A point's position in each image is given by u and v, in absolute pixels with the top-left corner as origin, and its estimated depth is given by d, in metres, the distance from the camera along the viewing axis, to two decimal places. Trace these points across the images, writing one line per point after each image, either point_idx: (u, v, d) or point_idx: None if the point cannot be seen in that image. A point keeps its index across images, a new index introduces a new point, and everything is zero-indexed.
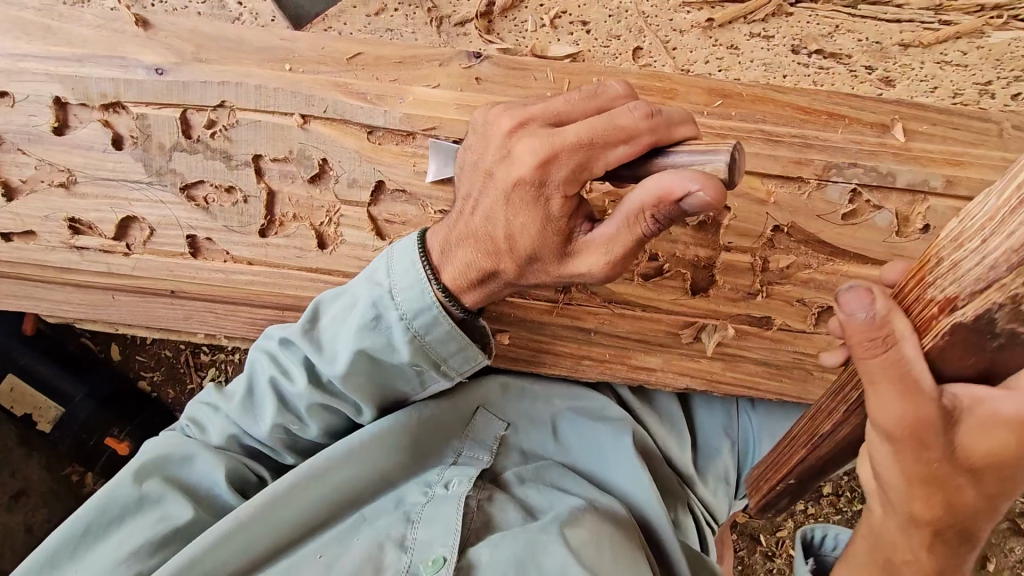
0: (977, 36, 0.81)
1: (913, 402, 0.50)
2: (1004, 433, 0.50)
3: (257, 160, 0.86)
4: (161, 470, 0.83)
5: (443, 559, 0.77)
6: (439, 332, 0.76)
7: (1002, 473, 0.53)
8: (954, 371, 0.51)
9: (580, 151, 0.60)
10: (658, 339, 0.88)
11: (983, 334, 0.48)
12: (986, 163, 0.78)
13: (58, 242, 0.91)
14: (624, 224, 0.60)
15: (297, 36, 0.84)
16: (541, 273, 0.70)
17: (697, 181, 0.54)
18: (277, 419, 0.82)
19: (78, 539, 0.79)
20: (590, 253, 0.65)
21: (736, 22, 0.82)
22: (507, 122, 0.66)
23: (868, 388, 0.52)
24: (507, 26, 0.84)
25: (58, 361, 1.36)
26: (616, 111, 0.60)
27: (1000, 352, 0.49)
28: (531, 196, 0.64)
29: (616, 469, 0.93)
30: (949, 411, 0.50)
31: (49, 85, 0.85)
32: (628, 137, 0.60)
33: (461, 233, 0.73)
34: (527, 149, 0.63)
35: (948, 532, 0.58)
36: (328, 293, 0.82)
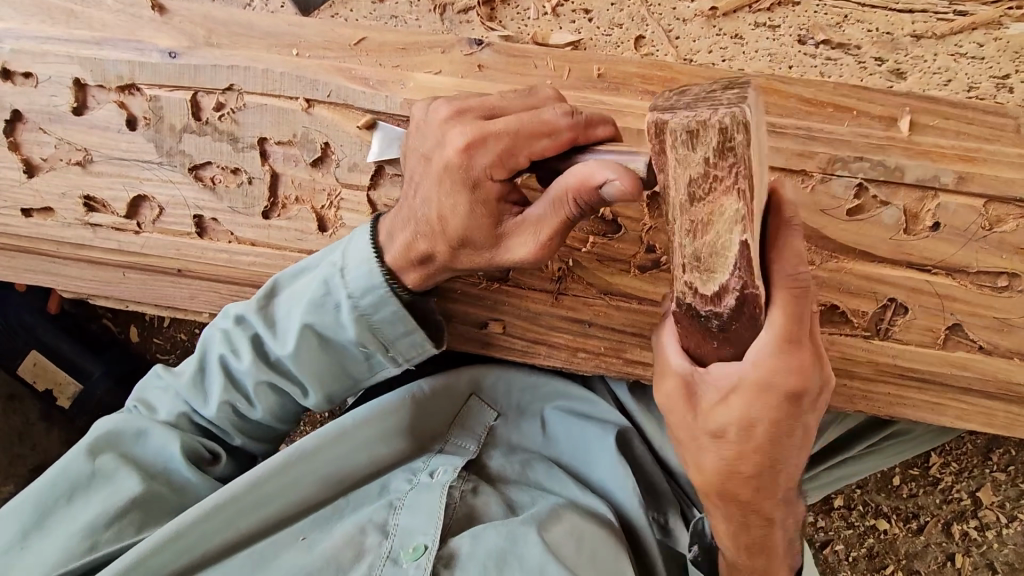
0: (995, 28, 0.78)
1: (672, 379, 0.65)
2: (735, 398, 0.61)
3: (262, 143, 0.88)
4: (118, 445, 0.85)
5: (424, 546, 0.77)
6: (386, 313, 0.77)
7: (744, 430, 0.62)
8: (714, 355, 0.62)
9: (508, 137, 0.64)
10: (654, 333, 0.87)
11: (699, 319, 0.59)
12: (1002, 159, 0.77)
13: (73, 219, 0.94)
14: (550, 207, 0.63)
15: (304, 22, 0.85)
16: (475, 260, 0.71)
17: (616, 171, 0.56)
18: (222, 396, 0.83)
19: (34, 511, 0.81)
20: (519, 240, 0.66)
21: (741, 11, 0.80)
22: (445, 111, 0.69)
23: (657, 377, 0.68)
24: (508, 14, 0.84)
25: (79, 340, 1.42)
26: (543, 108, 0.65)
27: (723, 335, 0.59)
28: (462, 179, 0.66)
29: (602, 469, 0.92)
30: (690, 386, 0.64)
31: (70, 67, 0.89)
32: (550, 132, 0.64)
33: (406, 216, 0.74)
34: (456, 133, 0.66)
35: (736, 486, 0.66)
36: (286, 271, 0.83)
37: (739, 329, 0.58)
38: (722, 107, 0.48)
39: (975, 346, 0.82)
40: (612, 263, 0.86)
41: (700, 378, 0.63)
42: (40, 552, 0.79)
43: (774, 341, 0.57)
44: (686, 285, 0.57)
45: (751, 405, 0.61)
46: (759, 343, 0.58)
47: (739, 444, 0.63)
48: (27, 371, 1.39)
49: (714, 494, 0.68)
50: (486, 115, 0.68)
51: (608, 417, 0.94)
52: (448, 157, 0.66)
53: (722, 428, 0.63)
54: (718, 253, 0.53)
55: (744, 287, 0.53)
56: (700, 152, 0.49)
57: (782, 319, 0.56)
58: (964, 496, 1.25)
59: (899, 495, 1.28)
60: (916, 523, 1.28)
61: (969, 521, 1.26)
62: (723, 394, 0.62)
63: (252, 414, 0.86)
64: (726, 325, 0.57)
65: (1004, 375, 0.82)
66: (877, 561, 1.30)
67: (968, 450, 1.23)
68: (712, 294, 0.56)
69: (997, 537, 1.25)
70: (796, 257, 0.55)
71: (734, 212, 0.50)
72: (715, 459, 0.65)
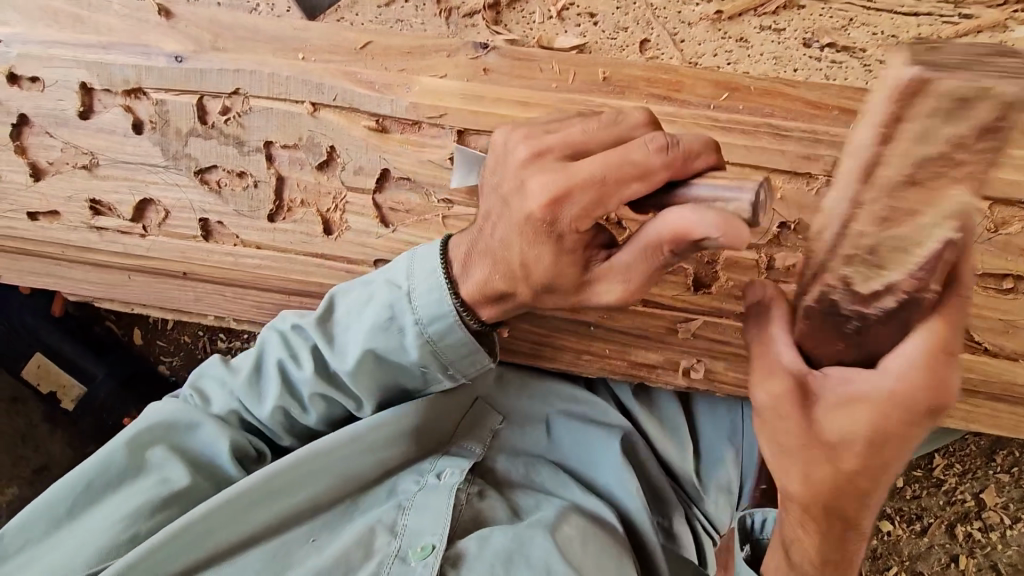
0: (1001, 30, 0.78)
1: (782, 380, 0.56)
2: (862, 410, 0.53)
3: (268, 147, 0.88)
4: (168, 437, 0.85)
5: (431, 546, 0.78)
6: (451, 342, 0.76)
7: (868, 446, 0.54)
8: (834, 357, 0.54)
9: (596, 186, 0.59)
10: (658, 335, 0.87)
11: (833, 316, 0.51)
12: (1007, 162, 0.77)
13: (79, 222, 0.94)
14: (642, 250, 0.59)
15: (309, 26, 0.85)
16: (558, 301, 0.69)
17: (722, 221, 0.51)
18: (281, 402, 0.84)
19: (85, 494, 0.83)
20: (609, 286, 0.64)
21: (746, 14, 0.80)
22: (524, 150, 0.65)
23: (756, 373, 0.58)
24: (514, 17, 0.84)
25: (82, 342, 1.42)
26: (632, 145, 0.58)
27: (857, 334, 0.51)
28: (544, 230, 0.62)
29: (607, 472, 0.93)
30: (806, 387, 0.55)
31: (76, 71, 0.89)
32: (642, 174, 0.57)
33: (481, 252, 0.73)
34: (538, 183, 0.62)
35: (842, 503, 0.59)
36: (346, 282, 0.83)
37: (881, 331, 0.50)
38: (962, 72, 0.39)
39: (979, 348, 0.82)
40: None
41: (818, 382, 0.54)
42: (84, 536, 0.81)
43: (926, 350, 0.50)
44: (839, 278, 0.49)
45: (880, 419, 0.52)
46: (906, 350, 0.50)
47: (860, 458, 0.55)
48: (31, 373, 1.40)
49: (815, 510, 0.60)
50: (569, 157, 0.63)
51: (613, 422, 0.94)
52: (531, 209, 0.62)
53: (844, 441, 0.54)
54: (901, 249, 0.45)
55: (917, 290, 0.46)
56: (961, 126, 0.40)
57: (937, 328, 0.49)
58: (967, 498, 1.25)
59: (903, 497, 1.27)
60: (919, 525, 1.28)
61: (973, 522, 1.26)
62: (848, 402, 0.53)
63: (308, 419, 0.87)
64: (868, 325, 0.50)
65: (1009, 378, 0.82)
66: (881, 563, 1.30)
67: (971, 451, 1.23)
68: (868, 293, 0.48)
69: (1001, 539, 1.25)
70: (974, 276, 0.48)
71: (959, 207, 0.42)
72: (829, 474, 0.57)
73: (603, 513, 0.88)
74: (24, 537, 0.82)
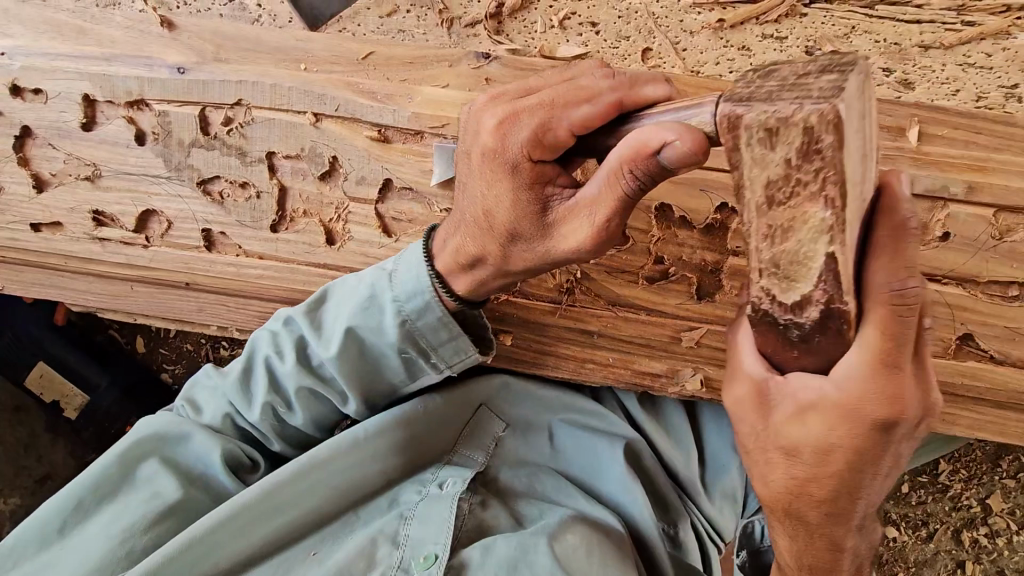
0: (1003, 37, 0.78)
1: (745, 383, 0.59)
2: (813, 418, 0.55)
3: (271, 157, 0.88)
4: (160, 450, 0.85)
5: (434, 556, 0.77)
6: (430, 318, 0.77)
7: (821, 455, 0.56)
8: (794, 364, 0.57)
9: (542, 111, 0.64)
10: (662, 344, 0.87)
11: (777, 327, 0.55)
12: (1012, 169, 0.76)
13: (82, 233, 0.94)
14: (605, 183, 0.59)
15: (312, 37, 0.86)
16: (526, 253, 0.69)
17: (675, 130, 0.52)
18: (266, 398, 0.84)
19: (75, 513, 0.82)
20: (574, 226, 0.64)
21: (748, 23, 0.80)
22: (481, 100, 0.72)
23: (728, 377, 0.62)
24: (516, 27, 0.84)
25: (86, 351, 1.42)
26: (576, 80, 0.65)
27: (802, 343, 0.54)
28: (500, 165, 0.67)
29: (610, 479, 0.92)
30: (766, 392, 0.58)
31: (79, 83, 0.89)
32: (590, 96, 0.64)
33: (456, 219, 0.75)
34: (489, 116, 0.68)
35: (804, 508, 0.60)
36: (338, 280, 0.85)
37: (824, 341, 0.53)
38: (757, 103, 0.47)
39: (986, 356, 0.82)
40: (620, 275, 0.86)
41: (773, 387, 0.58)
42: (74, 555, 0.79)
43: (866, 362, 0.51)
44: (762, 291, 0.53)
45: (830, 428, 0.54)
46: (845, 361, 0.52)
47: (812, 467, 0.57)
48: (34, 383, 1.40)
49: (777, 512, 0.63)
50: (521, 95, 0.69)
51: (617, 429, 0.93)
52: (485, 142, 0.67)
53: (796, 447, 0.57)
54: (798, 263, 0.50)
55: (831, 303, 0.50)
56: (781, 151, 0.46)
57: (876, 336, 0.50)
58: (973, 504, 1.24)
59: (909, 503, 1.26)
60: (925, 530, 1.27)
61: (979, 528, 1.25)
62: (800, 409, 0.56)
63: (293, 418, 0.86)
64: (809, 334, 0.53)
65: (1015, 386, 0.81)
66: (886, 569, 1.29)
67: (977, 457, 1.23)
68: (792, 303, 0.52)
69: (1009, 544, 1.24)
70: (901, 267, 0.49)
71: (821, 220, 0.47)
72: (783, 477, 0.59)
73: (610, 521, 0.87)
74: (11, 560, 0.80)
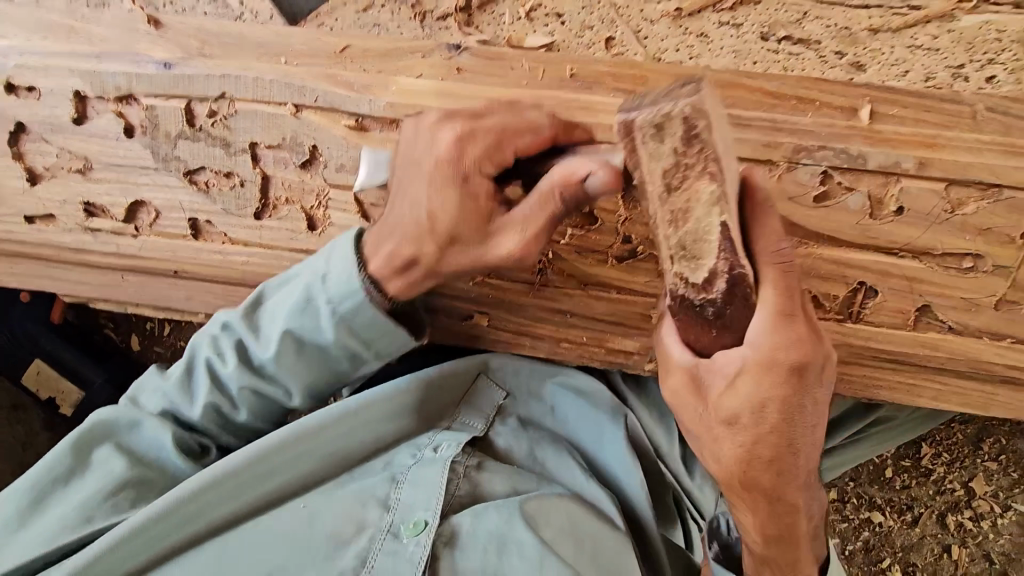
0: (948, 21, 0.81)
1: (678, 373, 0.66)
2: (744, 381, 0.61)
3: (254, 147, 0.92)
4: (113, 435, 0.88)
5: (424, 522, 0.79)
6: (364, 317, 0.80)
7: (756, 414, 0.62)
8: (715, 343, 0.63)
9: (495, 132, 0.72)
10: (633, 322, 0.90)
11: (694, 308, 0.61)
12: (960, 145, 0.80)
13: (74, 225, 0.98)
14: (537, 204, 0.68)
15: (291, 32, 0.90)
16: (461, 256, 0.75)
17: (595, 164, 0.65)
18: (209, 396, 0.87)
19: (31, 493, 0.84)
20: (508, 236, 0.71)
21: (705, 11, 0.84)
22: (432, 116, 0.75)
23: (662, 371, 0.69)
24: (485, 19, 0.88)
25: (81, 348, 1.45)
26: (518, 113, 0.74)
27: (720, 318, 0.60)
28: (450, 175, 0.71)
29: (604, 447, 0.95)
30: (698, 376, 0.64)
31: (70, 80, 0.93)
32: (531, 129, 0.74)
33: (392, 227, 0.78)
34: (447, 130, 0.72)
35: (756, 474, 0.66)
36: (273, 282, 0.88)
37: (738, 311, 0.59)
38: None
39: (945, 327, 0.85)
40: (590, 254, 0.89)
41: (705, 370, 0.64)
42: (35, 531, 0.82)
43: (770, 318, 0.59)
44: (677, 278, 0.61)
45: (759, 388, 0.60)
46: (757, 323, 0.59)
47: (754, 428, 0.63)
48: (30, 379, 1.44)
49: (735, 488, 0.68)
50: (472, 114, 0.74)
51: (609, 400, 0.96)
52: (438, 153, 0.72)
53: (734, 417, 0.63)
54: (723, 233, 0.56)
55: (730, 269, 0.57)
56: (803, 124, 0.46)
57: (773, 295, 0.59)
58: (957, 487, 1.26)
59: (892, 486, 1.29)
60: (910, 515, 1.29)
61: (963, 511, 1.27)
62: (731, 379, 0.61)
63: (236, 415, 0.89)
64: (723, 307, 0.59)
65: (975, 355, 0.84)
66: (874, 554, 1.31)
67: (957, 439, 1.25)
68: (703, 281, 0.59)
69: (993, 527, 1.26)
70: (773, 234, 0.60)
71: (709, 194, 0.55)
72: (732, 450, 0.65)
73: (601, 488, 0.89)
74: None
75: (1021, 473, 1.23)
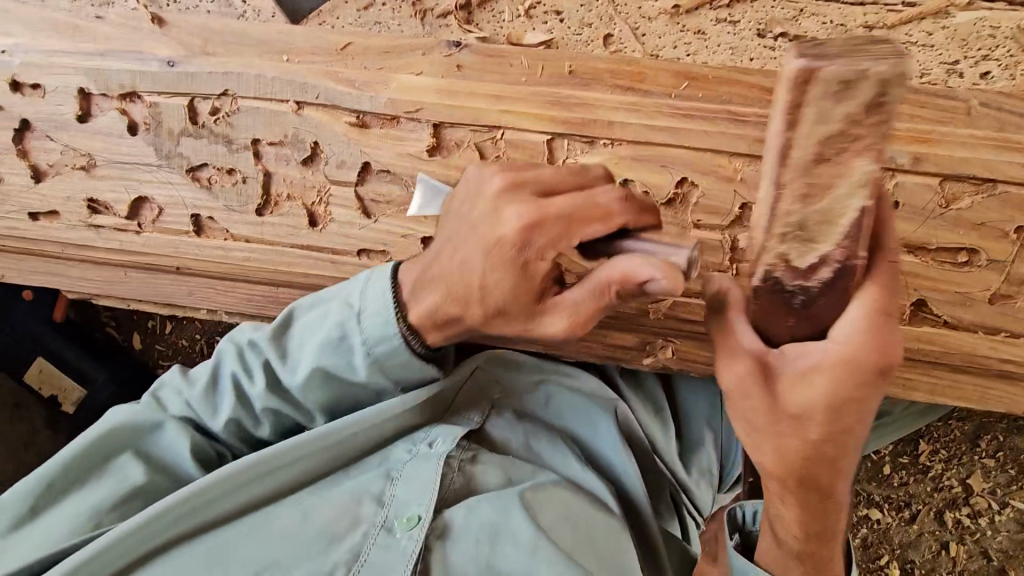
0: (943, 17, 0.82)
1: (748, 361, 0.58)
2: (817, 377, 0.55)
3: (256, 144, 0.93)
4: (129, 440, 0.88)
5: (418, 517, 0.80)
6: (399, 361, 0.81)
7: (827, 411, 0.56)
8: (789, 333, 0.59)
9: (561, 224, 0.66)
10: (631, 316, 0.90)
11: (779, 293, 0.57)
12: (955, 140, 0.80)
13: (78, 221, 0.99)
14: (593, 289, 0.66)
15: (293, 30, 0.91)
16: (506, 327, 0.72)
17: (662, 268, 0.61)
18: (234, 414, 0.87)
19: (46, 491, 0.86)
20: (557, 317, 0.68)
21: (702, 8, 0.85)
22: (497, 181, 0.71)
23: (721, 357, 0.60)
24: (485, 16, 0.89)
25: (84, 346, 1.46)
26: (593, 192, 0.68)
27: (807, 308, 0.57)
28: (509, 256, 0.67)
29: (599, 443, 0.96)
30: (768, 365, 0.58)
31: (75, 77, 0.94)
32: (602, 216, 0.67)
33: (431, 279, 0.77)
34: (511, 211, 0.67)
35: (813, 471, 0.60)
36: (303, 301, 0.88)
37: (828, 301, 0.55)
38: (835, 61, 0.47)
39: (939, 321, 0.86)
40: None
41: (776, 359, 0.58)
42: (48, 530, 0.84)
43: (867, 312, 0.54)
44: (778, 256, 0.55)
45: (836, 384, 0.54)
46: (851, 316, 0.55)
47: (824, 426, 0.56)
48: (33, 377, 1.45)
49: (789, 483, 0.62)
50: (539, 191, 0.70)
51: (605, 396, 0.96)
52: (501, 232, 0.67)
53: (804, 412, 0.56)
54: (826, 222, 0.52)
55: (846, 259, 0.53)
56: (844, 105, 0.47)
57: (876, 290, 0.54)
58: (954, 484, 1.26)
59: (890, 484, 1.29)
60: (908, 512, 1.29)
61: (961, 508, 1.27)
62: (803, 370, 0.56)
63: (259, 433, 0.90)
64: (812, 298, 0.56)
65: (969, 349, 0.85)
66: (872, 551, 1.31)
67: (956, 437, 1.24)
68: (804, 268, 0.55)
69: (990, 524, 1.26)
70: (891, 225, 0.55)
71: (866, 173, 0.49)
72: (797, 445, 0.58)
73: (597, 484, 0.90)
74: None
75: (1018, 470, 1.23)
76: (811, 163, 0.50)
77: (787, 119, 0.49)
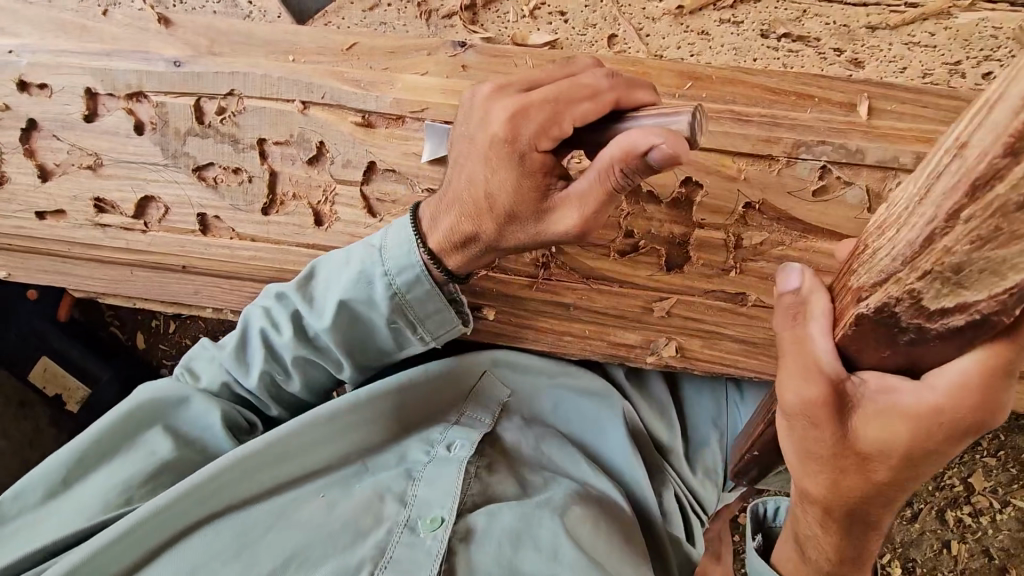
0: (945, 17, 0.83)
1: (820, 385, 0.55)
2: (900, 423, 0.52)
3: (261, 144, 0.94)
4: (159, 417, 0.89)
5: (441, 519, 0.79)
6: (420, 291, 0.82)
7: (899, 456, 0.54)
8: (874, 362, 0.54)
9: (548, 107, 0.69)
10: (634, 315, 0.91)
11: (888, 327, 0.49)
12: None
13: (84, 220, 0.99)
14: (596, 178, 0.65)
15: (299, 30, 0.92)
16: (520, 234, 0.75)
17: (662, 136, 0.58)
18: (265, 367, 0.88)
19: (77, 465, 0.86)
20: (565, 213, 0.70)
21: (706, 8, 0.86)
22: (486, 88, 0.75)
23: (798, 375, 0.57)
24: (489, 17, 0.90)
25: (88, 346, 1.47)
26: (578, 76, 0.70)
27: (912, 347, 0.50)
28: (504, 153, 0.71)
29: (607, 442, 0.97)
30: (844, 395, 0.55)
31: (82, 77, 0.95)
32: (589, 97, 0.70)
33: (447, 203, 0.79)
34: (500, 108, 0.71)
35: (868, 507, 0.60)
36: (325, 254, 0.88)
37: (938, 348, 0.49)
38: None
39: None
40: (594, 248, 0.90)
41: (853, 388, 0.54)
42: (77, 504, 0.83)
43: (977, 372, 0.48)
44: (904, 292, 0.46)
45: (915, 436, 0.52)
46: (958, 368, 0.49)
47: (888, 468, 0.56)
48: (38, 376, 1.45)
49: (835, 512, 0.62)
50: (526, 87, 0.74)
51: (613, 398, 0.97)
52: (495, 132, 0.71)
53: (875, 451, 0.55)
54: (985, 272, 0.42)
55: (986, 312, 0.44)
56: None
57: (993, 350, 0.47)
58: (956, 483, 1.27)
59: None
60: (910, 511, 1.30)
61: (963, 507, 1.27)
62: (887, 413, 0.53)
63: (291, 386, 0.91)
64: (924, 339, 0.49)
65: None
66: (874, 550, 1.31)
67: None
68: (932, 309, 0.46)
69: (992, 523, 1.27)
70: None
71: None
72: (859, 482, 0.58)
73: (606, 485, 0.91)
74: (15, 508, 0.84)
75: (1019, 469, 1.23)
76: (1013, 206, 0.38)
77: (1010, 145, 0.37)
